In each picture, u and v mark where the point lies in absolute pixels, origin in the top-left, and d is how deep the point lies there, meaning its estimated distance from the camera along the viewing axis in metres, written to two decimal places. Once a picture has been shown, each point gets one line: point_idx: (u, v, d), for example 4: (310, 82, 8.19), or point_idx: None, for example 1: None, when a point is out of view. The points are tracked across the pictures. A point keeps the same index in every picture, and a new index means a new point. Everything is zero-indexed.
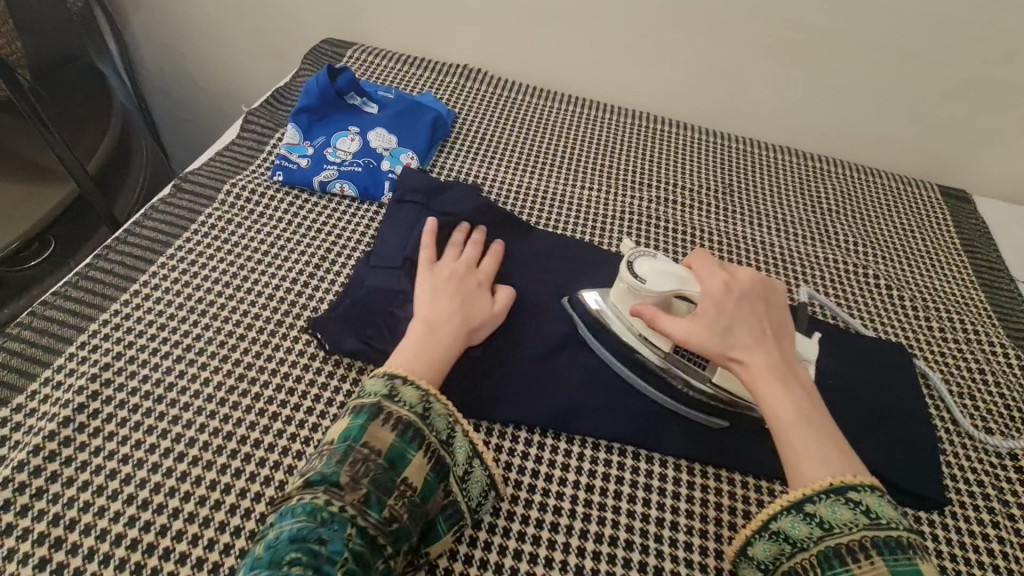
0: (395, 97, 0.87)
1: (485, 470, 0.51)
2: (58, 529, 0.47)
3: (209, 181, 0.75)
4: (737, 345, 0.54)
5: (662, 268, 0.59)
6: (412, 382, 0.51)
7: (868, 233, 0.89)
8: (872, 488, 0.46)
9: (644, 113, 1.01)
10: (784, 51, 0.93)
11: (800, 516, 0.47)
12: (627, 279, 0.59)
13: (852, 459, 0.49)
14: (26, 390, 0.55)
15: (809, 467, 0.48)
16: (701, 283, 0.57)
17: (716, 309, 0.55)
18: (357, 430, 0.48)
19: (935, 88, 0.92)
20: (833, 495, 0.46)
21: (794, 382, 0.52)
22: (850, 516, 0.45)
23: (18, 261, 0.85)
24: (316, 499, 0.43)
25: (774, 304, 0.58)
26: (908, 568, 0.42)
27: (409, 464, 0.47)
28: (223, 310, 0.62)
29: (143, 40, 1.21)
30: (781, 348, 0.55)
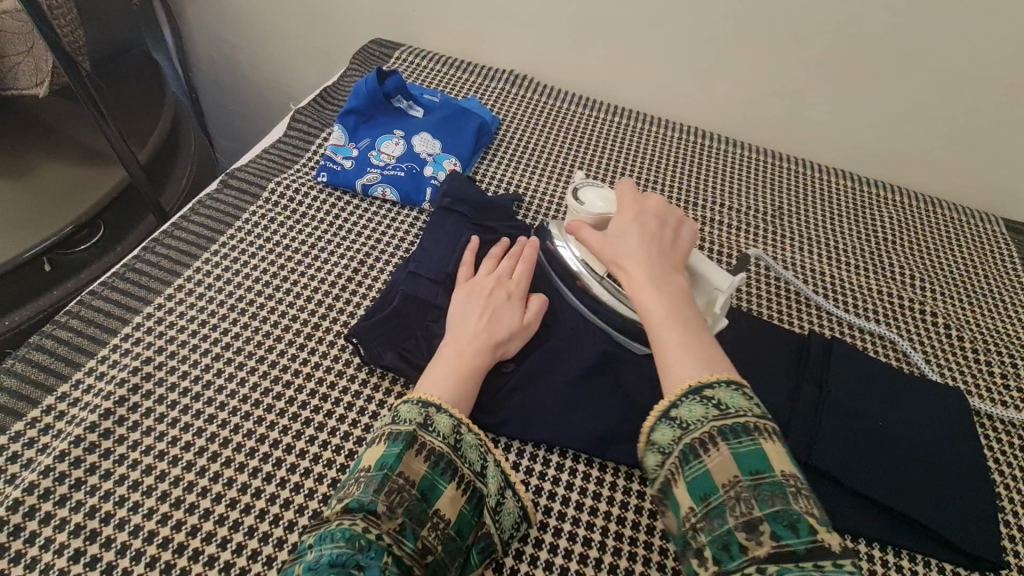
0: (441, 101, 0.87)
1: (517, 501, 0.51)
2: (94, 521, 0.48)
3: (254, 179, 0.76)
4: (623, 253, 0.56)
5: (605, 194, 0.64)
6: (444, 412, 0.50)
7: (925, 266, 0.84)
8: (727, 383, 0.45)
9: (692, 129, 0.98)
10: (843, 73, 0.89)
11: (663, 420, 0.46)
12: (570, 203, 0.65)
13: (716, 362, 0.47)
14: (72, 379, 0.56)
15: (671, 365, 0.47)
16: (621, 200, 0.62)
17: (616, 221, 0.59)
18: (392, 458, 0.46)
19: (1007, 118, 0.87)
20: (692, 395, 0.45)
21: (670, 289, 0.53)
22: (704, 412, 0.44)
23: (70, 245, 0.87)
24: (354, 525, 0.42)
25: (678, 226, 0.60)
26: (749, 449, 0.42)
27: (442, 496, 0.46)
28: (261, 310, 0.63)
29: (198, 32, 1.24)
30: (670, 265, 0.56)
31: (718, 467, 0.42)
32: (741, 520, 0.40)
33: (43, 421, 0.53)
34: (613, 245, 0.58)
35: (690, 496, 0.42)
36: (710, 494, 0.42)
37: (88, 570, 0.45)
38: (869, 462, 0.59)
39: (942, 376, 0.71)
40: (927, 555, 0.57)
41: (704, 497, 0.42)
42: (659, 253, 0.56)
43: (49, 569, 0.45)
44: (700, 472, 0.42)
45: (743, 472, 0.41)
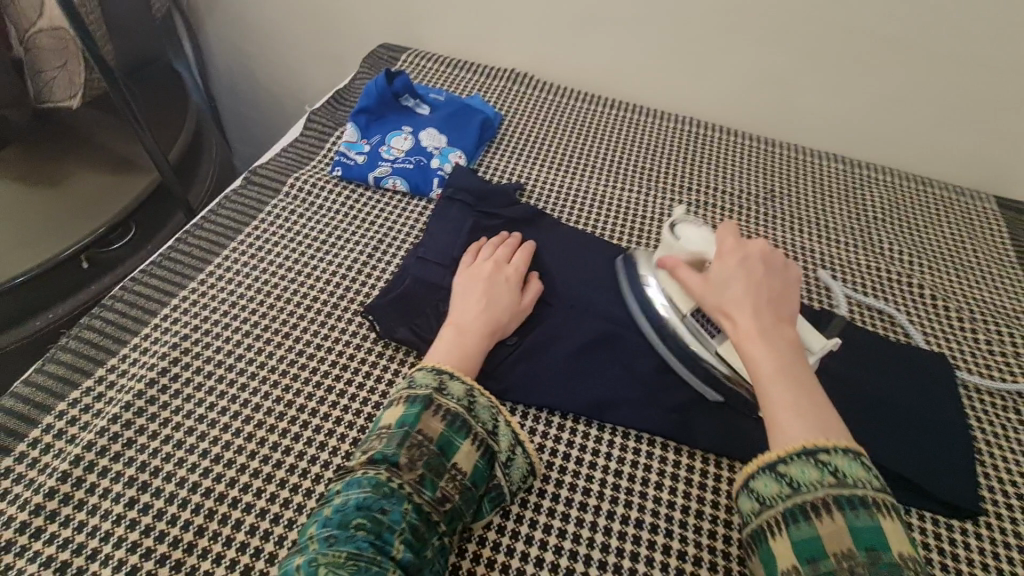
0: (446, 99, 0.92)
1: (526, 458, 0.55)
2: (144, 475, 0.53)
3: (275, 175, 0.82)
4: (729, 300, 0.56)
5: (699, 233, 0.65)
6: (458, 377, 0.55)
7: (914, 241, 0.87)
8: (846, 451, 0.47)
9: (686, 119, 1.03)
10: (831, 60, 0.93)
11: (771, 474, 0.48)
12: (664, 237, 0.66)
13: (832, 426, 0.49)
14: (118, 354, 0.61)
15: (784, 424, 0.49)
16: (720, 241, 0.62)
17: (718, 264, 0.59)
18: (413, 417, 0.52)
19: (992, 99, 0.90)
20: (804, 456, 0.47)
21: (780, 344, 0.53)
22: (818, 476, 0.46)
23: (105, 243, 0.94)
24: (379, 474, 0.48)
25: (782, 273, 0.59)
26: (866, 524, 0.44)
27: (458, 451, 0.52)
28: (285, 292, 0.68)
29: (216, 43, 1.30)
30: (777, 315, 0.56)
31: (831, 534, 0.44)
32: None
33: (95, 389, 0.58)
34: (717, 290, 0.58)
35: (796, 557, 0.44)
36: (817, 558, 0.43)
37: (142, 515, 0.51)
38: (852, 421, 0.63)
39: (929, 344, 0.74)
40: (907, 504, 0.60)
41: (811, 561, 0.43)
42: (764, 304, 0.56)
43: (108, 516, 0.50)
44: (809, 533, 0.44)
45: (859, 546, 0.43)
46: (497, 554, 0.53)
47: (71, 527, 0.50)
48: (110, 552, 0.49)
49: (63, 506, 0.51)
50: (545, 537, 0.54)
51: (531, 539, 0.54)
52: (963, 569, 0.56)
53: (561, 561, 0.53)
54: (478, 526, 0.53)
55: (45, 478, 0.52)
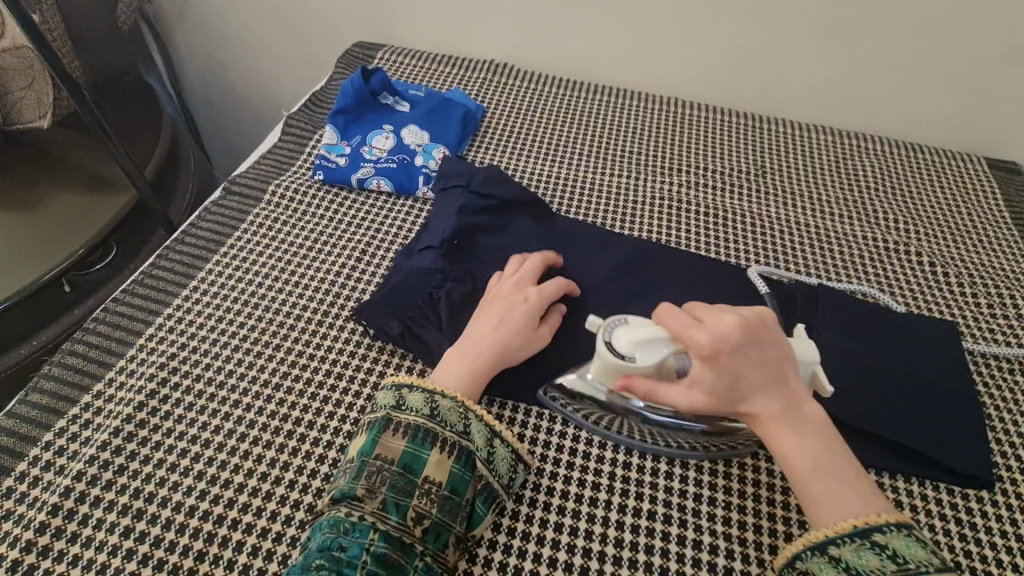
0: (426, 94, 0.90)
1: (508, 447, 0.54)
2: (139, 502, 0.51)
3: (255, 183, 0.79)
4: (742, 397, 0.50)
5: (642, 335, 0.51)
6: (416, 387, 0.53)
7: (907, 209, 0.86)
8: (911, 535, 0.46)
9: (671, 99, 1.01)
10: (815, 30, 0.91)
11: (876, 542, 0.46)
12: (609, 361, 0.52)
13: (871, 494, 0.48)
14: (104, 379, 0.59)
15: (828, 504, 0.48)
16: (685, 338, 0.50)
17: (710, 373, 0.49)
18: (369, 444, 0.50)
19: (978, 59, 0.89)
20: (858, 538, 0.46)
21: (806, 425, 0.50)
22: (926, 557, 0.45)
23: (86, 265, 0.91)
24: (339, 512, 0.47)
25: (768, 338, 0.51)
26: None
27: (427, 464, 0.50)
28: (272, 302, 0.66)
29: (187, 53, 1.27)
30: (791, 390, 0.51)
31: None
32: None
33: (82, 417, 0.56)
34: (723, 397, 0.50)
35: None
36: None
37: (139, 544, 0.49)
38: (859, 395, 0.62)
39: (930, 313, 0.73)
40: (924, 476, 0.59)
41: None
42: (774, 383, 0.50)
43: (103, 546, 0.49)
44: None
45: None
46: (509, 557, 0.51)
47: (66, 561, 0.48)
48: None
49: (55, 540, 0.49)
50: (558, 536, 0.53)
51: (542, 539, 0.52)
52: (982, 539, 0.55)
53: (575, 558, 0.51)
54: (478, 530, 0.51)
55: (35, 513, 0.50)
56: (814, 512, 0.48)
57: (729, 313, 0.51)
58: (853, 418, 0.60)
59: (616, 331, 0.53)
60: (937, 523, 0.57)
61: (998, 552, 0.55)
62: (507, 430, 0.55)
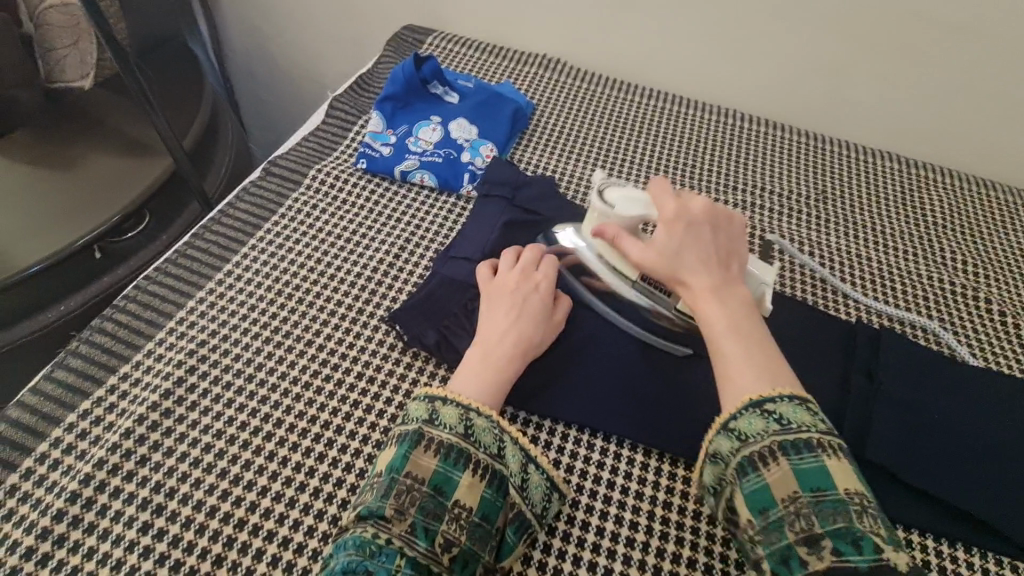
0: (475, 87, 0.86)
1: (542, 475, 0.51)
2: (159, 496, 0.49)
3: (295, 166, 0.77)
4: (682, 266, 0.54)
5: (632, 195, 0.59)
6: (450, 401, 0.50)
7: (976, 250, 0.81)
8: (792, 398, 0.47)
9: (731, 112, 0.96)
10: (896, 50, 0.85)
11: (760, 411, 0.47)
12: (595, 206, 0.59)
13: (779, 376, 0.49)
14: (130, 361, 0.57)
15: (734, 378, 0.49)
16: (657, 204, 0.57)
17: (664, 233, 0.55)
18: (400, 459, 0.47)
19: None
20: (751, 409, 0.47)
21: (733, 301, 0.53)
22: (806, 417, 0.46)
23: (119, 233, 0.90)
24: (365, 532, 0.44)
25: (728, 227, 0.57)
26: (812, 466, 0.44)
27: (458, 486, 0.47)
28: (306, 295, 0.64)
29: (232, 22, 1.25)
30: (728, 273, 0.55)
31: (778, 482, 0.44)
32: (800, 535, 0.42)
33: (107, 400, 0.54)
34: (668, 260, 0.55)
35: (749, 509, 0.45)
36: (769, 507, 0.44)
37: (156, 542, 0.47)
38: (918, 453, 0.58)
39: (1000, 366, 0.69)
40: (981, 546, 0.55)
41: (763, 510, 0.44)
42: (715, 263, 0.54)
43: (120, 540, 0.47)
44: (811, 467, 0.44)
45: (806, 487, 0.44)
46: None
47: (82, 552, 0.46)
48: None
49: (72, 529, 0.47)
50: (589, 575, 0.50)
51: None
52: None
53: None
54: (506, 560, 0.48)
55: (53, 498, 0.48)
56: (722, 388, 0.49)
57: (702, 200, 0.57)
58: (912, 477, 0.57)
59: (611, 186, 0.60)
60: None
61: None
62: (542, 457, 0.52)
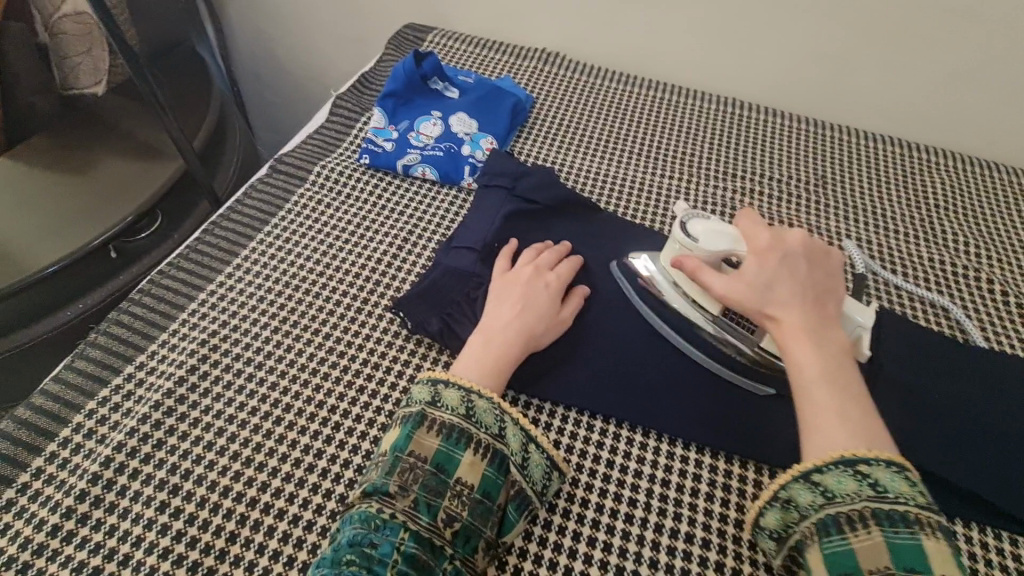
0: (475, 82, 0.88)
1: (543, 454, 0.52)
2: (175, 477, 0.52)
3: (301, 163, 0.79)
4: (772, 302, 0.52)
5: (716, 228, 0.58)
6: (452, 385, 0.52)
7: (980, 231, 0.81)
8: (890, 464, 0.44)
9: (730, 100, 0.96)
10: (896, 34, 0.85)
11: (853, 471, 0.44)
12: (677, 238, 0.59)
13: (877, 436, 0.46)
14: (145, 351, 0.60)
15: (823, 428, 0.46)
16: (749, 238, 0.57)
17: (756, 264, 0.54)
18: (403, 440, 0.49)
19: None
20: (842, 466, 0.45)
21: (827, 346, 0.50)
22: (905, 488, 0.43)
23: (133, 233, 0.93)
24: (370, 507, 0.46)
25: (826, 264, 0.56)
26: (907, 542, 0.41)
27: (459, 465, 0.48)
28: (313, 286, 0.66)
29: (239, 26, 1.27)
30: (824, 314, 0.53)
31: (866, 549, 0.42)
32: None
33: (125, 387, 0.57)
34: (757, 293, 0.53)
35: (827, 568, 0.42)
36: (852, 572, 0.41)
37: (173, 520, 0.49)
38: (914, 430, 0.59)
39: (1004, 347, 0.69)
40: (982, 523, 0.55)
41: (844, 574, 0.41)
42: (810, 300, 0.53)
43: (139, 519, 0.49)
44: (905, 542, 0.41)
45: (899, 564, 0.40)
46: (539, 567, 0.50)
47: (103, 530, 0.49)
48: (141, 557, 0.48)
49: (94, 509, 0.50)
50: (589, 549, 0.51)
51: (574, 551, 0.51)
52: None
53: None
54: (509, 536, 0.50)
55: (76, 480, 0.51)
56: (808, 435, 0.47)
57: (800, 234, 0.56)
58: (912, 456, 0.57)
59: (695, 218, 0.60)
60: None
61: None
62: (543, 436, 0.53)
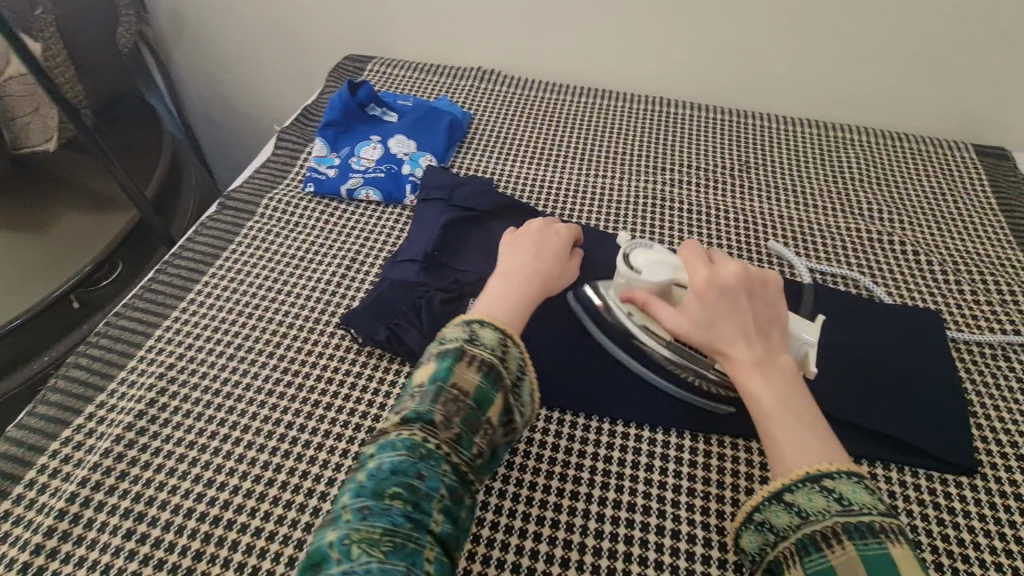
0: (413, 104, 0.93)
1: (545, 414, 0.53)
2: (139, 505, 0.54)
3: (249, 197, 0.82)
4: (722, 337, 0.53)
5: (659, 258, 0.61)
6: (489, 325, 0.51)
7: (892, 199, 0.87)
8: (850, 475, 0.45)
9: (657, 99, 1.03)
10: (797, 23, 0.92)
11: (819, 487, 0.45)
12: (623, 272, 0.61)
13: (835, 451, 0.47)
14: (105, 390, 0.62)
15: (784, 457, 0.47)
16: (690, 271, 0.58)
17: (698, 305, 0.55)
18: (444, 371, 0.47)
19: (972, 44, 0.89)
20: (809, 483, 0.46)
21: (780, 374, 0.51)
22: (867, 499, 0.44)
23: (93, 281, 0.95)
24: (414, 435, 0.44)
25: (764, 291, 0.57)
26: (877, 553, 0.41)
27: (494, 403, 0.48)
28: (266, 312, 0.69)
29: (186, 71, 1.31)
30: (769, 344, 0.54)
31: (844, 565, 0.41)
32: None
33: (87, 426, 0.59)
34: (705, 332, 0.54)
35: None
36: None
37: (140, 545, 0.51)
38: (837, 386, 0.63)
39: (915, 302, 0.74)
40: (902, 462, 0.59)
41: None
42: (756, 331, 0.54)
43: (106, 548, 0.51)
44: (879, 553, 0.41)
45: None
46: (492, 551, 0.53)
47: (72, 562, 0.51)
48: None
49: (62, 542, 0.51)
50: (539, 529, 0.55)
51: (525, 533, 0.54)
52: (959, 522, 0.56)
53: (555, 552, 0.53)
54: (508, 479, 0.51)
55: (43, 518, 0.53)
56: (773, 460, 0.48)
57: (733, 264, 0.57)
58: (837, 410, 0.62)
59: (638, 250, 0.62)
60: (920, 511, 0.57)
61: (976, 535, 0.55)
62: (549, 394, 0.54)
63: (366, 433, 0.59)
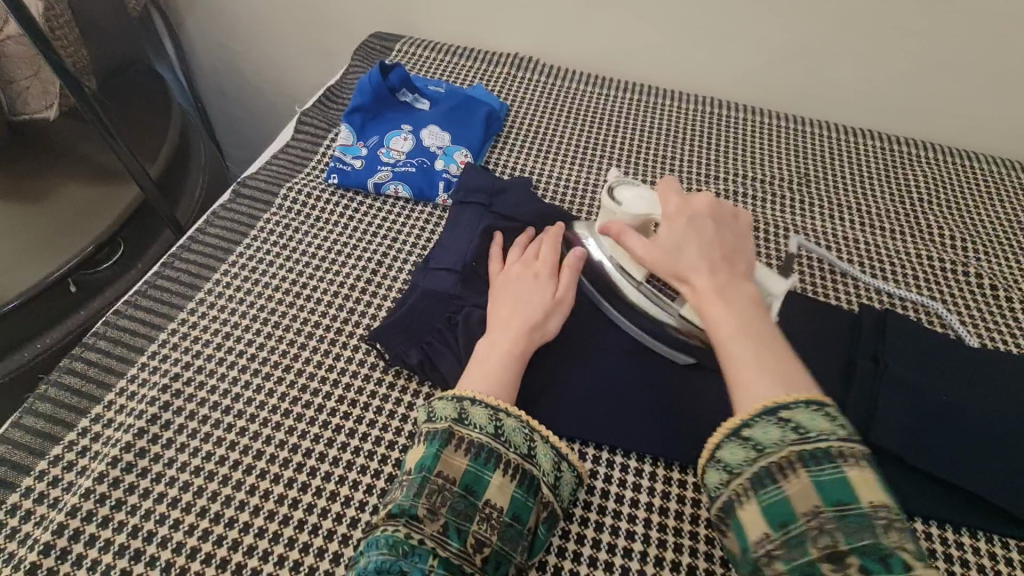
0: (447, 91, 0.85)
1: (574, 472, 0.50)
2: (137, 541, 0.48)
3: (265, 185, 0.75)
4: (687, 265, 0.53)
5: (641, 193, 0.60)
6: (479, 402, 0.49)
7: (965, 225, 0.80)
8: (808, 404, 0.44)
9: (709, 99, 0.95)
10: (873, 26, 0.84)
11: (774, 419, 0.44)
12: (605, 204, 0.61)
13: (795, 382, 0.46)
14: (101, 402, 0.55)
15: (745, 386, 0.46)
16: (662, 203, 0.58)
17: (667, 230, 0.55)
18: (430, 459, 0.46)
19: None
20: (767, 415, 0.44)
21: (741, 302, 0.50)
22: (823, 424, 0.43)
23: (94, 264, 0.88)
24: (397, 531, 0.43)
25: (732, 224, 0.57)
26: (831, 478, 0.41)
27: (488, 486, 0.46)
28: (282, 318, 0.62)
29: (198, 40, 1.22)
30: (733, 273, 0.53)
31: (798, 494, 0.41)
32: (824, 551, 0.39)
33: (79, 443, 0.53)
34: (672, 258, 0.54)
35: (766, 522, 0.42)
36: (789, 520, 0.41)
37: None
38: (916, 439, 0.57)
39: (996, 343, 0.67)
40: (976, 528, 0.55)
41: (782, 524, 0.41)
42: (719, 261, 0.53)
43: None
44: (833, 478, 0.41)
45: (826, 502, 0.40)
46: None
47: None
48: None
49: None
50: None
51: None
52: None
53: None
54: (537, 557, 0.48)
55: (27, 552, 0.47)
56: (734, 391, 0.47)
57: (704, 197, 0.57)
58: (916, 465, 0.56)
59: (624, 185, 0.62)
60: None
61: None
62: (574, 454, 0.51)
63: (393, 467, 0.52)
